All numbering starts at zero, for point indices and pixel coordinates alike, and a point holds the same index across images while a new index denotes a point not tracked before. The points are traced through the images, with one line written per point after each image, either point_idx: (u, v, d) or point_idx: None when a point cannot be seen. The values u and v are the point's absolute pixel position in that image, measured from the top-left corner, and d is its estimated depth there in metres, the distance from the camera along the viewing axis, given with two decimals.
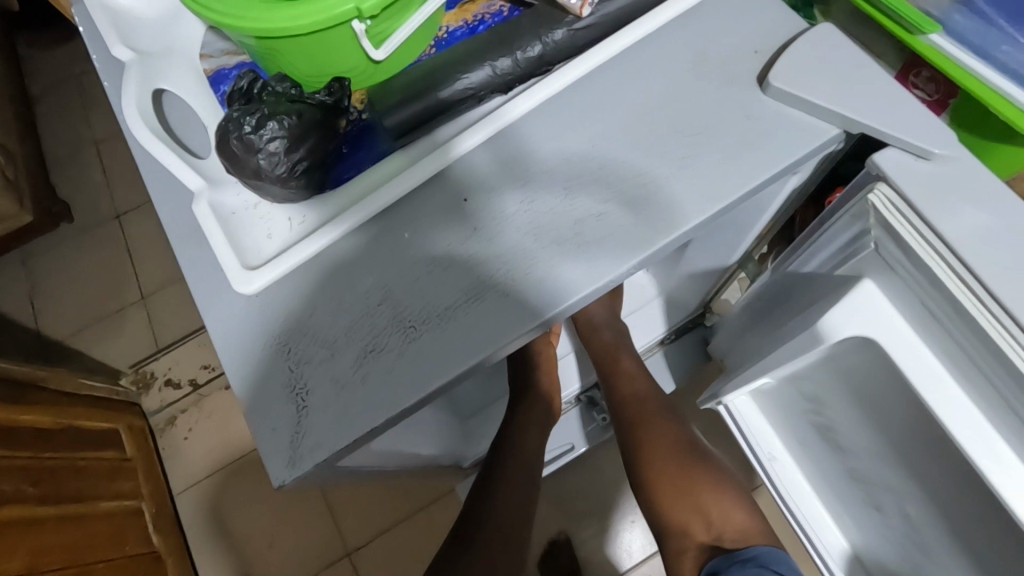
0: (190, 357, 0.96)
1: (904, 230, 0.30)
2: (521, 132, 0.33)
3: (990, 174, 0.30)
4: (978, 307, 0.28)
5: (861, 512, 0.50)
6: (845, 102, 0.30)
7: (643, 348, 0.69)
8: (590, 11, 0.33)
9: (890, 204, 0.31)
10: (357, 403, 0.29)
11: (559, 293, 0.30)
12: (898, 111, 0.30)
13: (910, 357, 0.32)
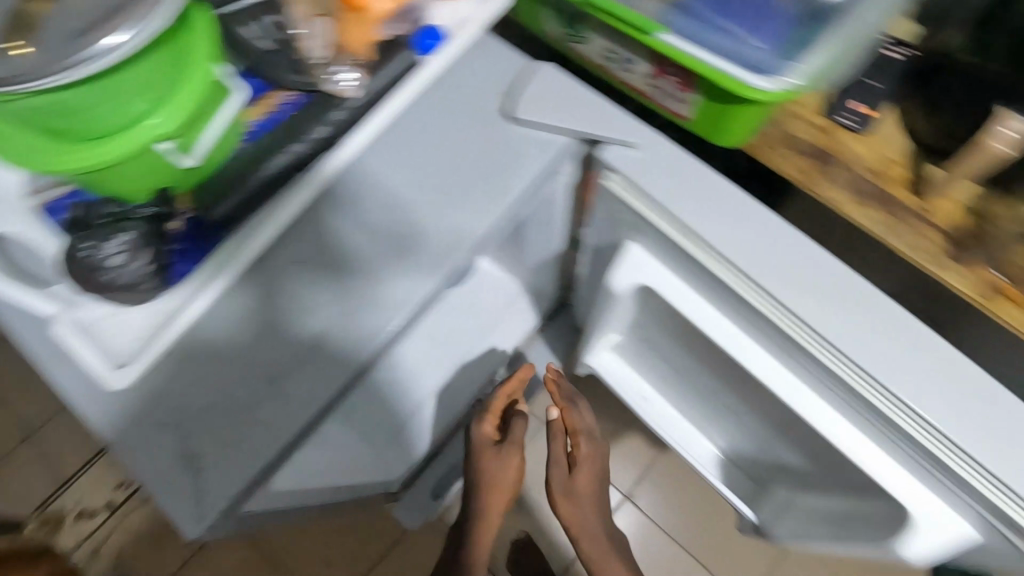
0: (100, 481, 0.93)
1: (644, 210, 0.41)
2: (329, 203, 0.40)
3: (683, 153, 0.40)
4: (930, 438, 0.35)
5: (705, 414, 0.63)
6: (568, 120, 0.41)
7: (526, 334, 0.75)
8: (355, 89, 0.39)
9: (623, 187, 0.42)
10: (266, 436, 0.37)
11: (383, 324, 0.38)
12: (609, 119, 0.41)
13: (677, 294, 0.44)
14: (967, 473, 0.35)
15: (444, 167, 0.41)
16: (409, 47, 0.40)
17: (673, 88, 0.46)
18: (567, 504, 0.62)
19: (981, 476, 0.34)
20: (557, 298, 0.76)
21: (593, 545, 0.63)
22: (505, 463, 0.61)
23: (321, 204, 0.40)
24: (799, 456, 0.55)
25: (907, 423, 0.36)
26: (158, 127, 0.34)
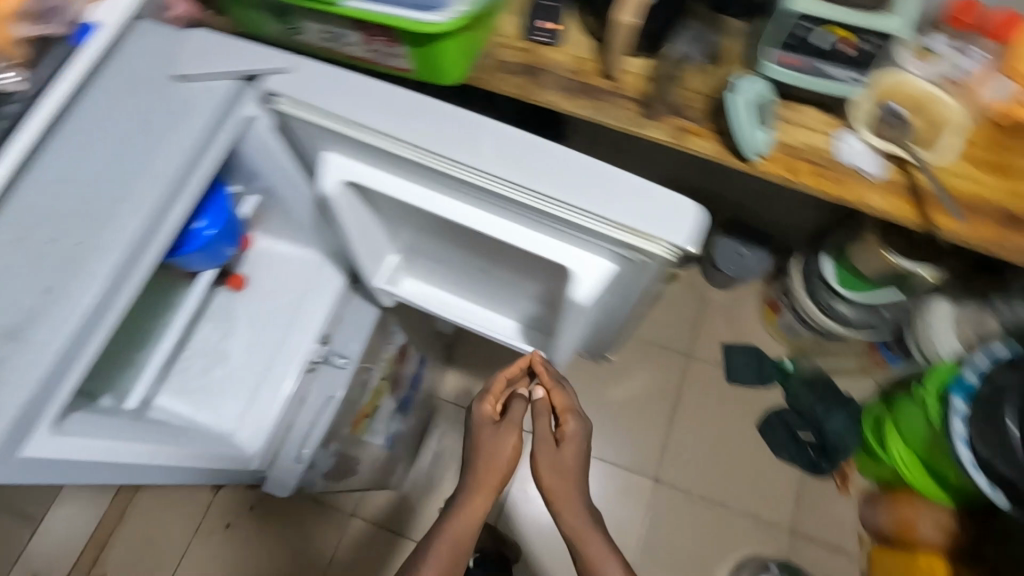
0: None
1: (311, 114, 0.66)
2: (36, 190, 0.59)
3: (319, 70, 0.66)
4: (532, 199, 0.61)
5: (472, 285, 0.90)
6: (224, 68, 0.65)
7: (337, 302, 0.86)
8: (19, 80, 0.59)
9: (291, 104, 0.67)
10: (56, 317, 0.54)
11: (109, 254, 0.57)
12: (250, 62, 0.66)
13: (366, 172, 0.71)
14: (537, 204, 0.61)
15: (123, 150, 0.61)
16: (67, 40, 0.62)
17: (386, 49, 0.85)
18: (545, 462, 0.85)
19: (540, 203, 0.61)
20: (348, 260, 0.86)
21: (585, 542, 0.78)
22: (495, 442, 0.86)
23: (21, 194, 0.58)
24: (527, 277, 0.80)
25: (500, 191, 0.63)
26: None
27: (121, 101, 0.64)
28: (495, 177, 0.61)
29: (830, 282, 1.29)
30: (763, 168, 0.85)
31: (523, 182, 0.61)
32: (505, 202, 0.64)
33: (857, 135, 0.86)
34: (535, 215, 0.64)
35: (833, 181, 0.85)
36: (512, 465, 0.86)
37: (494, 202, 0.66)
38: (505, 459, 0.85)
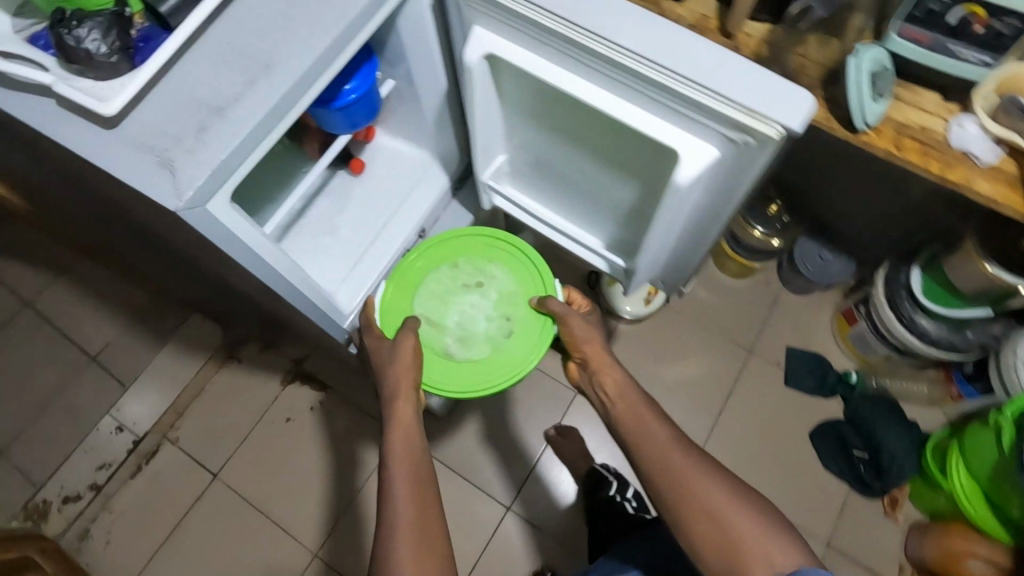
0: (84, 469, 1.51)
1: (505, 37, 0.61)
2: (274, 39, 0.53)
3: (493, 42, 0.62)
4: (604, 47, 0.55)
5: (587, 203, 0.81)
6: (496, 32, 0.61)
7: (488, 199, 0.87)
8: None
9: (492, 42, 0.62)
10: (272, 93, 0.51)
11: (292, 67, 0.52)
12: (499, 40, 0.62)
13: (517, 85, 0.67)
14: (603, 48, 0.55)
15: None
16: None
17: None
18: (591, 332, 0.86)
19: (646, 60, 0.53)
20: (463, 164, 0.95)
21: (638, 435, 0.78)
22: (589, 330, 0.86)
23: (226, 12, 0.54)
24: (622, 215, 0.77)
25: (562, 27, 0.55)
26: None
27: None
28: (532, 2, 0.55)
29: (915, 291, 1.26)
30: (870, 140, 0.86)
31: (619, 30, 0.54)
32: (550, 38, 0.58)
33: (975, 118, 0.85)
34: (626, 72, 0.56)
35: (939, 163, 0.84)
36: (417, 370, 0.80)
37: (540, 43, 0.59)
38: (408, 369, 0.79)
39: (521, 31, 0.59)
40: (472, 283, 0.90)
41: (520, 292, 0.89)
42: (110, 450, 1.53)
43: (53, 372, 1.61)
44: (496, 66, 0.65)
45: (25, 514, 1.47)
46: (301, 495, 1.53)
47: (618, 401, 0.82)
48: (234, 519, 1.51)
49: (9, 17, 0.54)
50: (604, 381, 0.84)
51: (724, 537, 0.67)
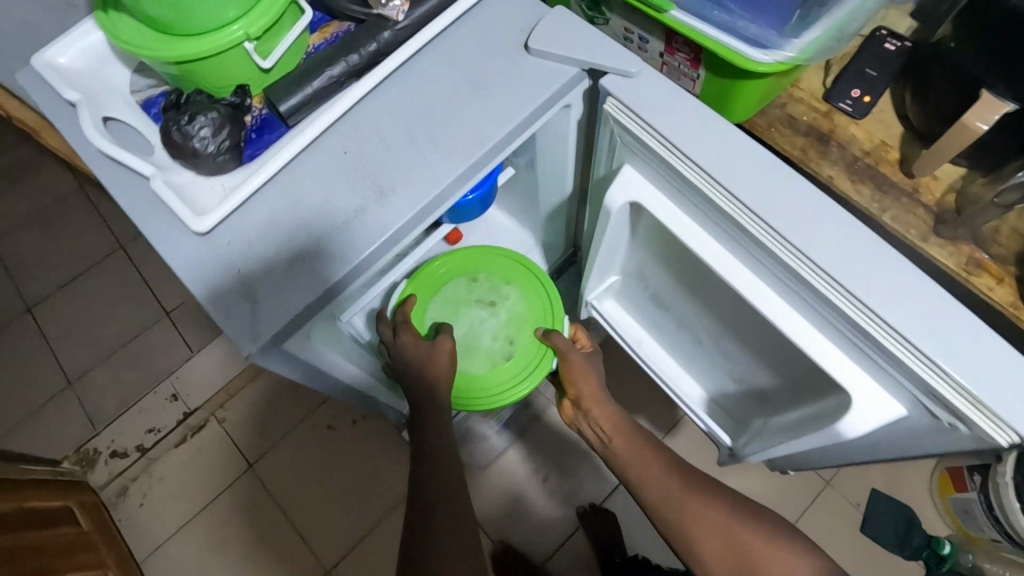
0: (134, 429, 1.40)
1: (658, 188, 0.51)
2: (395, 160, 0.46)
3: (643, 187, 0.51)
4: (787, 252, 0.43)
5: (701, 358, 0.69)
6: (648, 182, 0.51)
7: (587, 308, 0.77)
8: (403, 17, 0.47)
9: (641, 188, 0.52)
10: (383, 226, 0.44)
11: (410, 201, 0.45)
12: (650, 191, 0.51)
13: (656, 232, 0.56)
14: (787, 254, 0.43)
15: (430, 105, 0.47)
16: (403, 35, 0.48)
17: (685, 65, 0.73)
18: (580, 363, 0.74)
19: (839, 287, 0.41)
20: (564, 254, 0.85)
21: (636, 472, 0.68)
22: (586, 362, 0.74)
23: (350, 114, 0.46)
24: (744, 387, 0.65)
25: (740, 213, 0.44)
26: (241, 32, 0.43)
27: (456, 23, 0.49)
28: (711, 177, 0.45)
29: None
30: None
31: (813, 241, 0.42)
32: (718, 216, 0.47)
33: None
34: (807, 285, 0.43)
35: None
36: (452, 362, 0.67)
37: (705, 213, 0.48)
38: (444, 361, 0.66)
39: (685, 194, 0.49)
40: (484, 299, 0.74)
41: (532, 318, 0.74)
42: (162, 415, 1.41)
43: (119, 322, 1.50)
44: (640, 211, 0.55)
45: (76, 457, 1.38)
46: (332, 512, 1.32)
47: (617, 441, 0.72)
48: (257, 530, 1.32)
49: (129, 73, 0.50)
50: (601, 424, 0.75)
51: (730, 544, 0.58)
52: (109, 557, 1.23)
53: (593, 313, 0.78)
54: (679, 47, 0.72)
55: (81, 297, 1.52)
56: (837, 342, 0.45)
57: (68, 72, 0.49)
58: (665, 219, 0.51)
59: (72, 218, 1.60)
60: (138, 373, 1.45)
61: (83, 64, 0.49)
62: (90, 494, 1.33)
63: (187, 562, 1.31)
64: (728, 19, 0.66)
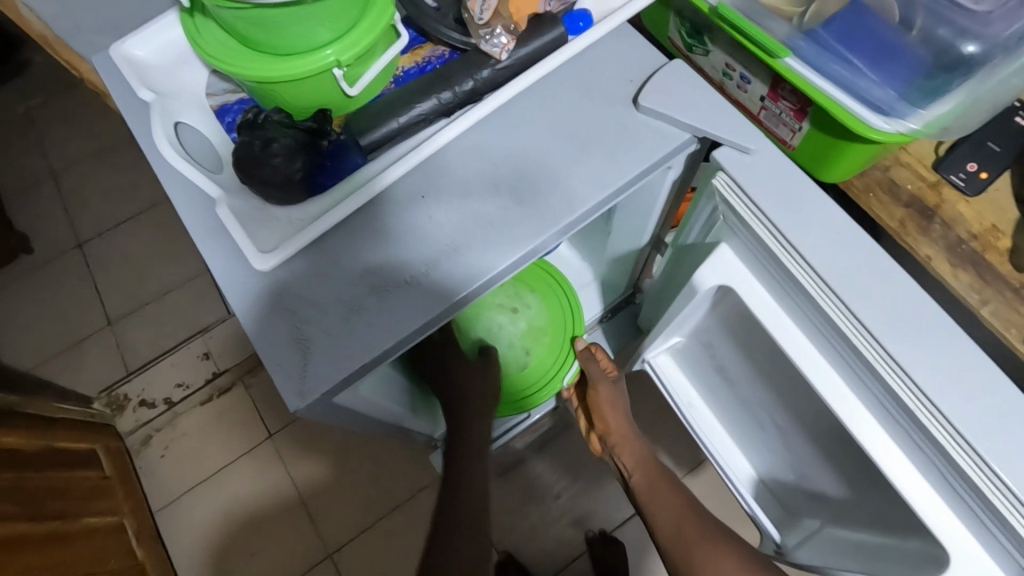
0: (163, 380, 1.37)
1: (754, 276, 0.46)
2: (474, 214, 0.42)
3: (739, 272, 0.46)
4: (906, 390, 0.38)
5: (760, 440, 0.64)
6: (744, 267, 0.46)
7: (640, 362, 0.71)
8: (506, 56, 0.43)
9: (736, 272, 0.46)
10: (452, 287, 0.40)
11: (485, 264, 0.41)
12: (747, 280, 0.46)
13: (741, 315, 0.51)
14: (906, 394, 0.38)
15: (520, 158, 0.43)
16: (502, 77, 0.43)
17: (788, 115, 0.60)
18: (610, 394, 0.75)
19: (963, 444, 0.36)
20: (622, 294, 0.81)
21: (656, 510, 0.66)
22: (616, 393, 0.75)
23: (434, 157, 0.43)
24: (806, 483, 0.59)
25: (856, 336, 0.39)
26: (332, 57, 0.40)
27: (560, 70, 0.45)
28: (829, 287, 0.40)
29: None
30: None
31: (940, 384, 0.37)
32: (826, 327, 0.41)
33: None
34: (924, 431, 0.38)
35: None
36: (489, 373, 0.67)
37: (810, 319, 0.43)
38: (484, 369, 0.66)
39: (790, 292, 0.43)
40: (506, 304, 0.71)
41: (552, 330, 0.74)
42: (191, 372, 1.37)
43: (159, 269, 1.47)
44: (728, 292, 0.50)
45: (106, 400, 1.35)
46: (345, 494, 1.25)
47: (639, 478, 0.71)
48: (267, 504, 1.27)
49: (207, 74, 0.47)
50: (625, 459, 0.73)
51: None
52: (125, 504, 1.21)
53: (643, 364, 0.72)
54: (784, 92, 0.59)
55: (123, 242, 1.50)
56: (942, 494, 0.40)
57: (147, 71, 0.46)
58: (760, 311, 0.45)
59: (125, 163, 1.59)
60: (170, 325, 1.41)
61: (163, 60, 0.47)
62: (112, 439, 1.30)
63: (200, 520, 1.28)
64: (847, 74, 0.53)
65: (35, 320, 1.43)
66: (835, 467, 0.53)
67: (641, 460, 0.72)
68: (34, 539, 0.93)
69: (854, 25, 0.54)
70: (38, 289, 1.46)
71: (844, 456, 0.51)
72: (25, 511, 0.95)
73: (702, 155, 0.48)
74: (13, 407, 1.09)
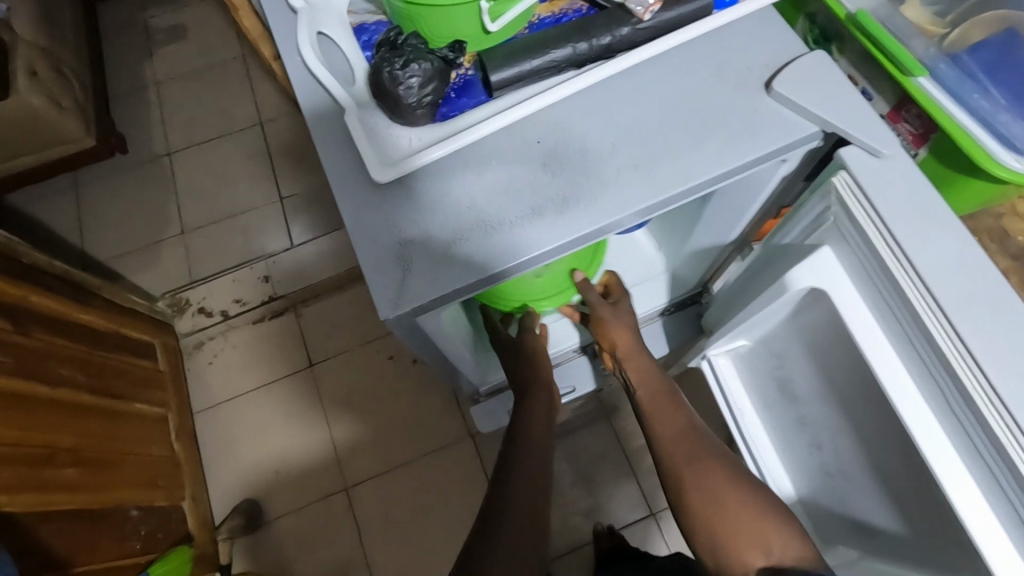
0: (223, 293, 1.42)
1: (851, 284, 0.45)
2: (587, 167, 0.42)
3: (836, 277, 0.45)
4: (1000, 424, 0.36)
5: (809, 461, 0.62)
6: (842, 276, 0.45)
7: (710, 352, 0.69)
8: (649, 17, 0.43)
9: (835, 275, 0.45)
10: (555, 235, 0.41)
11: (590, 218, 0.41)
12: (846, 288, 0.45)
13: (826, 323, 0.50)
14: (1001, 431, 0.36)
15: (647, 124, 0.43)
16: (639, 33, 0.44)
17: (907, 137, 0.57)
18: (609, 316, 0.70)
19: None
20: (691, 291, 0.80)
21: (663, 427, 0.64)
22: (620, 319, 0.70)
23: (559, 107, 0.44)
24: (855, 511, 0.57)
25: (959, 364, 0.38)
26: None
27: (695, 43, 0.45)
28: (941, 310, 0.38)
29: None
30: None
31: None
32: (923, 344, 0.40)
33: None
34: (1014, 474, 0.36)
35: None
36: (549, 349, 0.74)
37: (908, 340, 0.41)
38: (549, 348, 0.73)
39: (892, 310, 0.42)
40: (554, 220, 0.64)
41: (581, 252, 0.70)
42: (251, 291, 1.42)
43: (240, 188, 1.54)
44: (821, 299, 0.49)
45: (170, 301, 1.42)
46: (371, 437, 1.30)
47: (641, 390, 0.68)
48: (301, 425, 1.33)
49: None
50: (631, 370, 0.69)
51: None
52: (171, 398, 1.29)
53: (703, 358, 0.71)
54: (908, 116, 0.56)
55: (211, 157, 1.58)
56: (1015, 541, 0.38)
57: None
58: (854, 321, 0.44)
59: (227, 84, 1.66)
60: (240, 243, 1.48)
61: None
62: (170, 338, 1.38)
63: (234, 429, 1.34)
64: (985, 105, 0.51)
65: (121, 213, 1.53)
66: (890, 500, 0.52)
67: (650, 374, 0.68)
68: (95, 409, 1.01)
69: (1004, 54, 0.53)
70: (130, 186, 1.56)
71: (912, 497, 0.49)
72: (90, 382, 1.03)
73: (822, 155, 0.47)
74: (88, 287, 1.16)
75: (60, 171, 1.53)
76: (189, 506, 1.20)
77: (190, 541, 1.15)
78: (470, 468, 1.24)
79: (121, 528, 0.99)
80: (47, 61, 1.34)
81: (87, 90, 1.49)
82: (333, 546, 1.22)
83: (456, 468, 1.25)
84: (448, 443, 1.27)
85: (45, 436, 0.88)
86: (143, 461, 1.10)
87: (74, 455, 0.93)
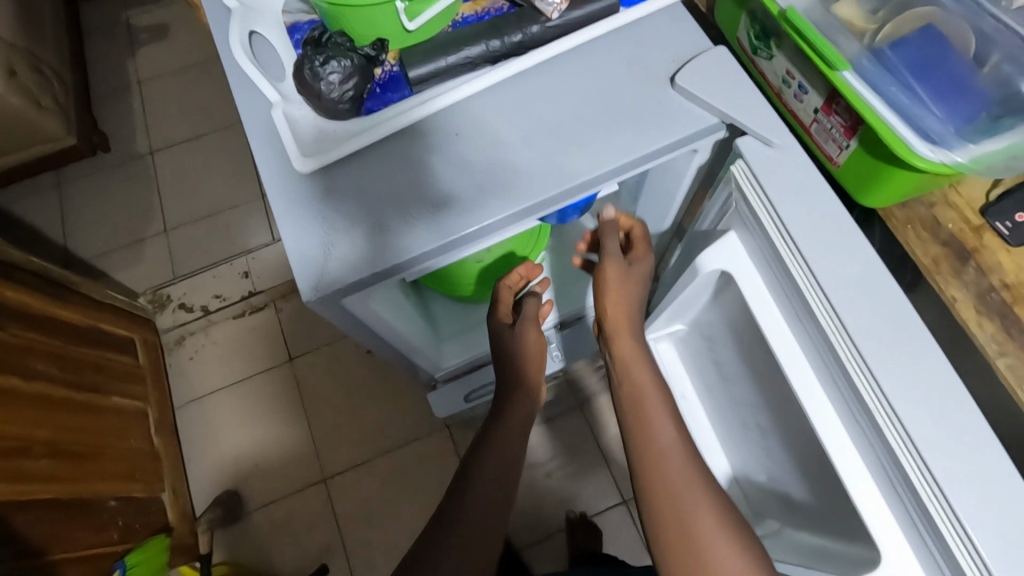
0: (203, 289, 1.44)
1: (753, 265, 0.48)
2: (500, 157, 0.45)
3: (740, 261, 0.48)
4: (870, 391, 0.39)
5: (742, 441, 0.65)
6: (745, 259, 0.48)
7: (652, 336, 0.71)
8: (557, 16, 0.46)
9: (738, 258, 0.48)
10: (468, 220, 0.43)
11: (501, 205, 0.44)
12: (747, 270, 0.48)
13: (739, 306, 0.53)
14: (871, 398, 0.39)
15: (558, 116, 0.46)
16: (549, 30, 0.47)
17: (837, 130, 0.53)
18: (613, 268, 0.57)
19: (914, 450, 0.37)
20: None
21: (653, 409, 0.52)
22: (629, 281, 0.58)
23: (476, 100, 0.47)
24: (780, 486, 0.60)
25: (836, 335, 0.40)
26: None
27: (607, 40, 0.48)
28: (819, 285, 0.41)
29: None
30: None
31: (903, 391, 0.38)
32: (809, 320, 0.43)
33: None
34: (882, 438, 0.39)
35: None
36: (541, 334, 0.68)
37: (798, 316, 0.44)
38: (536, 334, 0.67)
39: (784, 289, 0.45)
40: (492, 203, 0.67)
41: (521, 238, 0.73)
42: (230, 287, 1.44)
43: (219, 186, 1.56)
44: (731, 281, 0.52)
45: (150, 297, 1.44)
46: (346, 432, 1.32)
47: (635, 374, 0.54)
48: (278, 419, 1.35)
49: None
50: (621, 348, 0.56)
51: None
52: (151, 393, 1.31)
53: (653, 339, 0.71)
54: (838, 108, 0.52)
55: (191, 156, 1.60)
56: (889, 501, 0.41)
57: None
58: (755, 300, 0.47)
59: (207, 82, 1.68)
60: (220, 239, 1.50)
61: None
62: (150, 333, 1.40)
63: (214, 422, 1.36)
64: (904, 100, 0.46)
65: (103, 211, 1.55)
66: (807, 477, 0.55)
67: (648, 363, 0.54)
68: (70, 402, 1.03)
69: (927, 55, 0.46)
70: (111, 185, 1.57)
71: (823, 473, 0.52)
72: (66, 376, 1.05)
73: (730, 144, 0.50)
74: (66, 283, 1.18)
75: (42, 170, 1.54)
76: (169, 498, 1.22)
77: (168, 531, 1.18)
78: (444, 460, 1.27)
79: (98, 518, 1.02)
80: (26, 61, 1.36)
81: (67, 89, 1.50)
82: (309, 537, 1.24)
83: (429, 459, 1.28)
84: (422, 436, 1.30)
85: (19, 428, 0.90)
86: (119, 453, 1.12)
87: (49, 447, 0.95)
